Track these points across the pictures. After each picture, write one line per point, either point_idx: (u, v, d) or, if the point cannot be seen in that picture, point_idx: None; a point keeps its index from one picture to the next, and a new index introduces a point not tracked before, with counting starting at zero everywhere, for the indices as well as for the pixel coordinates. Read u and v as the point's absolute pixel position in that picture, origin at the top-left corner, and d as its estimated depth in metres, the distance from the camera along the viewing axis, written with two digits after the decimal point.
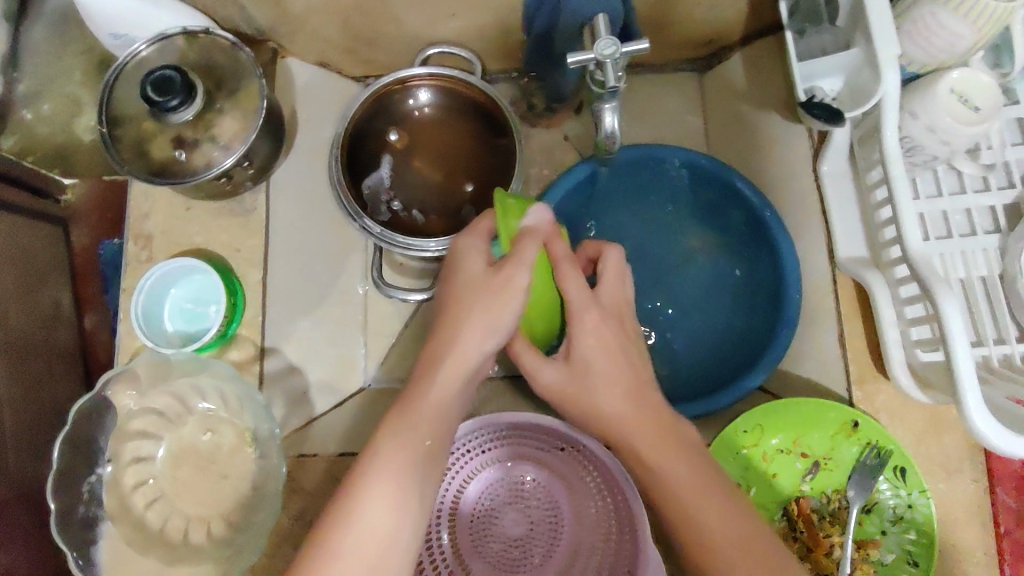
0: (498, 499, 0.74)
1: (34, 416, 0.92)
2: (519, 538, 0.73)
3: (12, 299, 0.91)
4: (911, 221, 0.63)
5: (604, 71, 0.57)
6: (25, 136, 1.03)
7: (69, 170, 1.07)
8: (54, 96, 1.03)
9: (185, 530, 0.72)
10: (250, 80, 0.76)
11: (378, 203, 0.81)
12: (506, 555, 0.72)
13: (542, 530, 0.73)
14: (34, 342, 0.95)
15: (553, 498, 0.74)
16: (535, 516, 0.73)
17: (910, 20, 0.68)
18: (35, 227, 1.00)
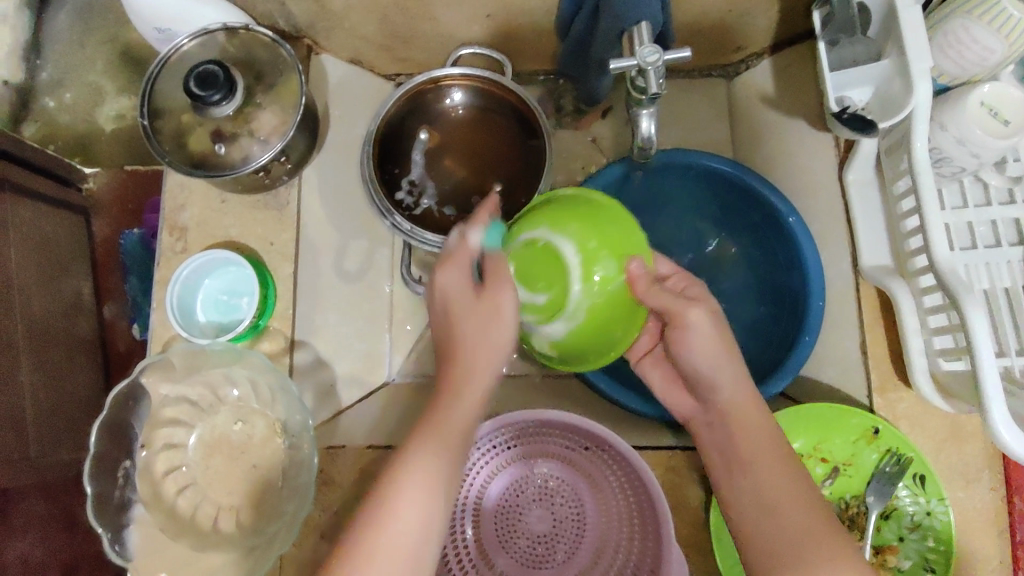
0: (524, 497, 0.75)
1: (52, 405, 0.99)
2: (543, 535, 0.74)
3: (31, 292, 0.98)
4: (939, 232, 0.64)
5: (645, 78, 0.58)
6: (48, 124, 1.16)
7: (89, 161, 1.16)
8: (77, 84, 1.17)
9: (215, 517, 0.73)
10: (291, 76, 0.78)
11: (408, 201, 0.83)
12: (531, 551, 0.73)
13: (566, 526, 0.74)
14: (52, 332, 1.02)
15: (576, 495, 0.75)
16: (559, 513, 0.75)
17: (941, 32, 0.68)
18: (56, 218, 1.07)
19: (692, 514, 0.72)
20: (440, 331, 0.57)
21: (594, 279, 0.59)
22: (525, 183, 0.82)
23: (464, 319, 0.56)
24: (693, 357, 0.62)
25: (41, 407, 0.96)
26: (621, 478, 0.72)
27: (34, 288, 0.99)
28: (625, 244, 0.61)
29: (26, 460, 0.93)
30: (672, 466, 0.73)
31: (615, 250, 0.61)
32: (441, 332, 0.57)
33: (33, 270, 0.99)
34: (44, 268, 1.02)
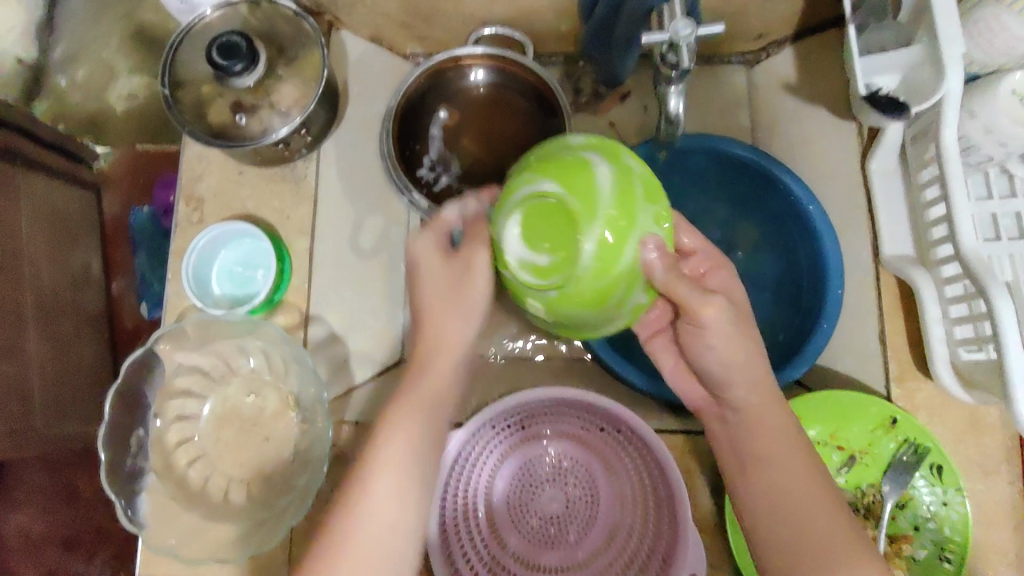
0: (537, 476, 0.75)
1: (58, 377, 0.99)
2: (556, 515, 0.74)
3: (40, 265, 0.97)
4: (966, 221, 0.64)
5: (678, 53, 0.57)
6: (58, 103, 1.15)
7: (99, 137, 1.17)
8: (88, 60, 1.14)
9: (226, 489, 0.73)
10: (312, 50, 0.77)
11: (424, 177, 0.82)
12: (542, 531, 0.73)
13: (579, 507, 0.74)
14: (60, 305, 1.02)
15: (590, 475, 0.75)
16: (572, 494, 0.75)
17: (972, 20, 0.68)
18: (67, 193, 1.07)
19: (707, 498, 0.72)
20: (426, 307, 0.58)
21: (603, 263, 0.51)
22: None
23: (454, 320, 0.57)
24: (706, 355, 0.58)
25: (47, 379, 0.96)
26: (637, 461, 0.73)
27: (43, 261, 0.98)
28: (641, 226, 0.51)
29: (31, 430, 0.93)
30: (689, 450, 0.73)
31: (618, 235, 0.50)
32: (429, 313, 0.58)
33: (44, 243, 0.99)
34: (54, 239, 1.02)
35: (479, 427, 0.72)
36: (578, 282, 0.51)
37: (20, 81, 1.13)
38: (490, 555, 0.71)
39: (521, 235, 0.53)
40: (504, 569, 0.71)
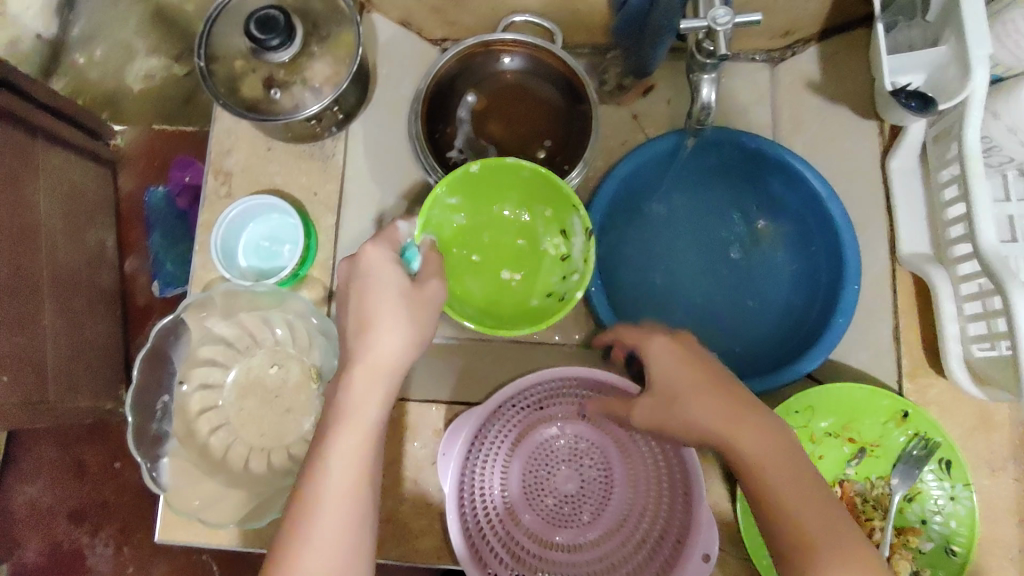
0: (553, 457, 0.77)
1: (71, 350, 1.00)
2: (571, 495, 0.76)
3: (57, 239, 0.99)
4: (986, 219, 0.66)
5: (715, 40, 0.59)
6: (77, 79, 1.18)
7: (118, 116, 1.18)
8: (109, 42, 1.19)
9: (246, 458, 0.75)
10: (346, 29, 0.78)
11: (451, 161, 0.83)
12: (557, 509, 0.75)
13: (591, 488, 0.76)
14: (76, 280, 1.03)
15: (605, 457, 0.77)
16: (587, 475, 0.76)
17: (1001, 23, 0.68)
18: (84, 168, 1.08)
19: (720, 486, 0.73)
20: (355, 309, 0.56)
21: (504, 278, 0.77)
22: (572, 149, 0.83)
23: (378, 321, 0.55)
24: (683, 389, 0.59)
25: (60, 352, 0.97)
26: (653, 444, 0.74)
27: (61, 236, 1.00)
28: (479, 267, 0.77)
29: (47, 404, 0.94)
30: None
31: (487, 267, 0.77)
32: (353, 319, 0.56)
33: (61, 217, 1.00)
34: (70, 216, 1.03)
35: (501, 405, 0.74)
36: (516, 286, 0.77)
37: (41, 57, 1.17)
38: (506, 531, 0.73)
39: (511, 214, 0.77)
40: (520, 546, 0.72)
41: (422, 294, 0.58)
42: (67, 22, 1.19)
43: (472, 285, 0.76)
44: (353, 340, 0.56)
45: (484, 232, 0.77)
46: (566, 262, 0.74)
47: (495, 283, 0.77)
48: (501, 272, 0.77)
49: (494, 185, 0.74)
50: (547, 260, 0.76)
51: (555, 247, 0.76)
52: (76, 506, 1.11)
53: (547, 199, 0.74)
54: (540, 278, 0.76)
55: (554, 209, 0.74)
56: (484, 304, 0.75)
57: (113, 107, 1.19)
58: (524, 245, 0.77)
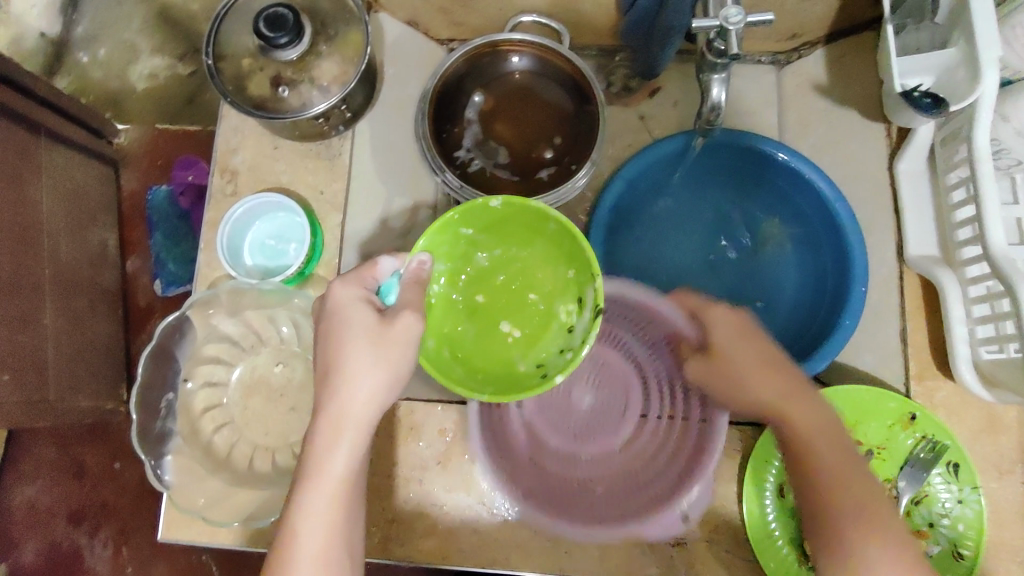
0: (576, 374, 0.81)
1: (72, 350, 1.00)
2: (584, 414, 0.80)
3: (60, 238, 0.99)
4: (995, 221, 0.65)
5: (727, 38, 0.59)
6: (81, 79, 1.18)
7: (122, 116, 1.18)
8: (111, 43, 1.19)
9: (251, 457, 0.74)
10: (354, 28, 0.78)
11: (457, 161, 0.84)
12: (567, 422, 0.80)
13: (597, 409, 0.81)
14: (78, 280, 1.03)
15: (625, 389, 0.81)
16: (603, 399, 0.81)
17: (1012, 25, 0.68)
18: (88, 167, 1.08)
19: (727, 489, 0.73)
20: (328, 339, 0.54)
21: (502, 332, 0.69)
22: (578, 150, 0.82)
23: (349, 351, 0.53)
24: (740, 362, 0.65)
25: (62, 352, 0.97)
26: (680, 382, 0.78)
27: (64, 235, 1.00)
28: (480, 310, 0.70)
29: (48, 403, 0.94)
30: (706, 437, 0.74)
31: (488, 315, 0.70)
32: (327, 345, 0.54)
33: (64, 216, 1.00)
34: (73, 216, 1.03)
35: None
36: (512, 345, 0.69)
37: (44, 57, 1.17)
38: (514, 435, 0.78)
39: (527, 261, 0.71)
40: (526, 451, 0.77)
41: (390, 331, 0.54)
42: (71, 22, 1.19)
43: (465, 331, 0.69)
44: (327, 367, 0.54)
45: (496, 274, 0.71)
46: (574, 333, 0.66)
47: (493, 340, 0.69)
48: (500, 324, 0.70)
49: (516, 224, 0.69)
50: (555, 325, 0.68)
51: (567, 315, 0.68)
52: (75, 506, 1.10)
53: (572, 259, 0.67)
54: (544, 343, 0.68)
55: (575, 267, 0.67)
56: (471, 352, 0.68)
57: (117, 106, 1.18)
58: (533, 300, 0.70)
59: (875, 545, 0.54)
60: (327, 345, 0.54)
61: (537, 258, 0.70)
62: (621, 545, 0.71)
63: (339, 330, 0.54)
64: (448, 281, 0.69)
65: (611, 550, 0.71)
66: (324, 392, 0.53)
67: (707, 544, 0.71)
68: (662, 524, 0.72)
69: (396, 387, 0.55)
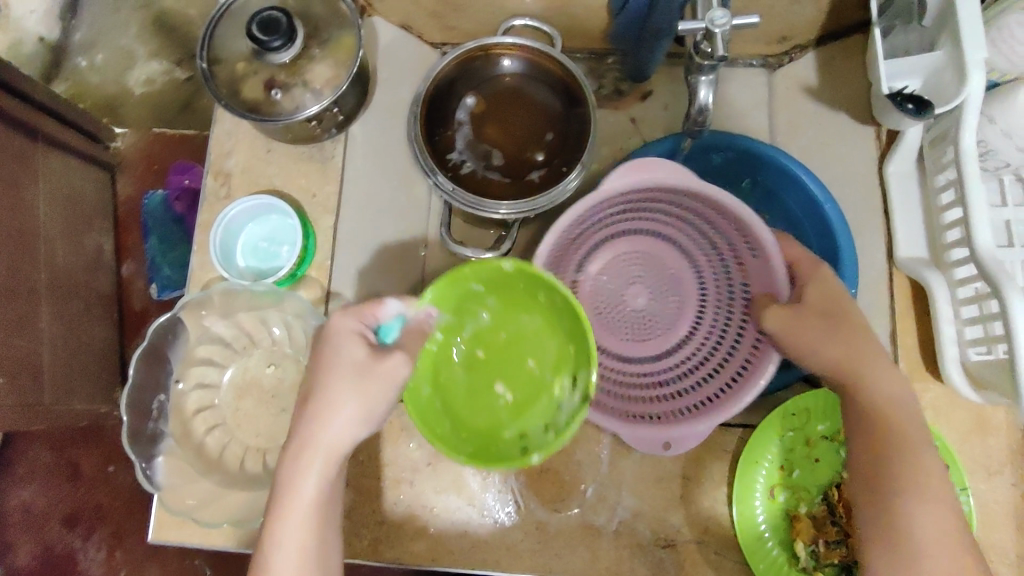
0: (645, 275, 0.84)
1: (68, 353, 1.00)
2: (637, 311, 0.84)
3: (56, 242, 0.99)
4: (983, 223, 0.66)
5: (713, 41, 0.59)
6: (78, 84, 1.19)
7: (118, 119, 1.19)
8: (108, 48, 1.19)
9: (242, 458, 0.74)
10: (346, 31, 0.79)
11: (449, 164, 0.84)
12: (617, 314, 0.83)
13: (652, 314, 0.83)
14: (73, 284, 1.03)
15: (681, 307, 0.83)
16: (659, 304, 0.84)
17: (996, 28, 0.69)
18: (84, 172, 1.08)
19: (718, 491, 0.73)
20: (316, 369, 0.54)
21: (492, 392, 0.67)
22: (570, 153, 0.83)
23: (335, 383, 0.53)
24: (833, 331, 0.62)
25: (57, 357, 0.97)
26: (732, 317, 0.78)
27: (59, 239, 1.00)
28: (477, 367, 0.68)
29: (42, 406, 0.94)
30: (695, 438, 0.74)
31: (486, 371, 0.68)
32: (314, 374, 0.54)
33: (60, 220, 1.00)
34: (69, 220, 1.03)
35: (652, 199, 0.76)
36: (501, 408, 0.67)
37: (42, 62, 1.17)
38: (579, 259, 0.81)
39: (530, 325, 0.68)
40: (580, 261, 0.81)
41: (377, 369, 0.54)
42: (69, 28, 1.20)
43: (459, 386, 0.67)
44: (308, 396, 0.54)
45: (500, 332, 0.69)
46: (563, 410, 0.63)
47: (484, 400, 0.67)
48: (495, 385, 0.68)
49: (523, 289, 0.66)
50: (549, 395, 0.66)
51: (561, 390, 0.65)
52: (70, 510, 1.10)
53: (573, 336, 0.64)
54: (531, 413, 0.66)
55: (576, 340, 0.64)
56: (461, 409, 0.66)
57: (113, 111, 1.19)
58: (531, 366, 0.68)
59: (921, 509, 0.55)
60: (315, 374, 0.54)
61: (540, 324, 0.68)
62: (610, 547, 0.72)
63: (329, 357, 0.54)
64: (449, 332, 0.67)
65: (601, 552, 0.71)
66: (305, 418, 0.53)
67: (697, 545, 0.71)
68: (641, 445, 0.64)
69: (373, 422, 0.55)
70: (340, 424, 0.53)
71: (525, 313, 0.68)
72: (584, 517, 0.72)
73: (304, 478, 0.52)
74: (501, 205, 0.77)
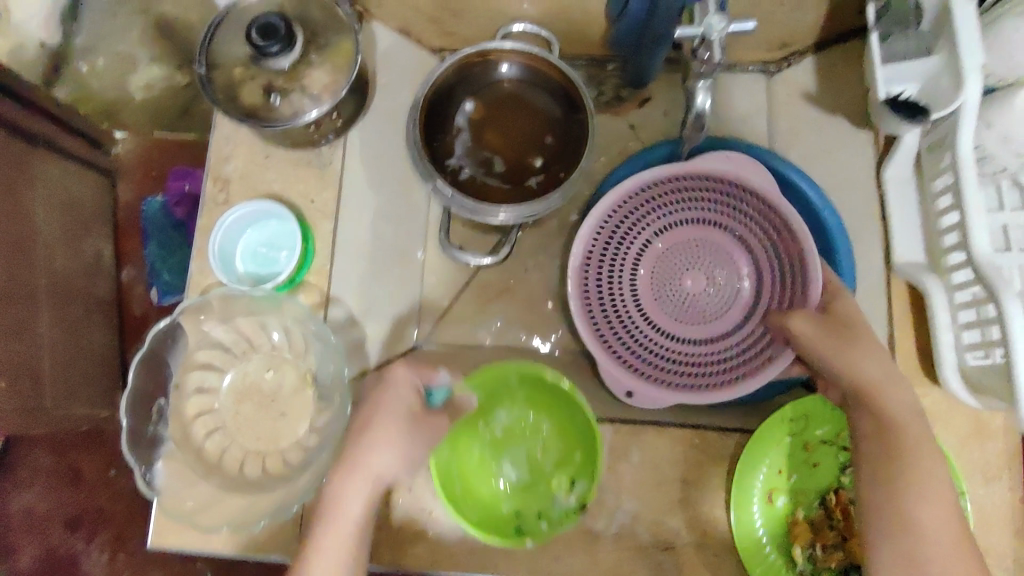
0: (711, 265, 0.83)
1: (68, 358, 1.00)
2: (692, 293, 0.83)
3: (55, 247, 0.99)
4: (980, 228, 0.66)
5: (709, 48, 0.59)
6: None
7: (118, 123, 1.19)
8: None
9: (241, 462, 0.74)
10: (344, 36, 0.79)
11: (448, 170, 0.84)
12: (671, 287, 0.83)
13: (708, 294, 0.83)
14: (73, 289, 1.03)
15: (728, 304, 0.82)
16: (716, 292, 0.83)
17: (992, 33, 0.69)
18: (82, 176, 1.09)
19: (717, 496, 0.73)
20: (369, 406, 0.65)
21: (494, 471, 0.75)
22: (569, 158, 0.83)
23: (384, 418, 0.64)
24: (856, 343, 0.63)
25: (58, 363, 0.98)
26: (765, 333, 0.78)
27: (58, 244, 1.00)
28: (491, 444, 0.77)
29: (42, 411, 0.94)
30: (693, 444, 0.74)
31: (497, 448, 0.77)
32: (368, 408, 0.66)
33: (60, 225, 1.01)
34: (69, 226, 1.04)
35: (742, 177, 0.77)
36: (500, 484, 0.75)
37: None
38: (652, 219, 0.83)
39: (543, 425, 0.77)
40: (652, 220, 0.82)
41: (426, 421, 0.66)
42: None
43: (467, 462, 0.74)
44: (361, 426, 0.65)
45: (519, 422, 0.77)
46: (551, 503, 0.72)
47: (486, 474, 0.75)
48: (501, 464, 0.76)
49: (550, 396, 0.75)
50: (546, 487, 0.74)
51: (558, 489, 0.73)
52: (72, 514, 1.11)
53: (583, 448, 0.72)
54: (522, 495, 0.74)
55: (585, 456, 0.71)
56: (469, 480, 0.74)
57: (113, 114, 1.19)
58: (535, 459, 0.76)
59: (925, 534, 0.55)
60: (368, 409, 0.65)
61: (551, 427, 0.76)
62: (608, 552, 0.71)
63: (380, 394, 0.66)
64: (480, 414, 0.76)
65: (599, 557, 0.71)
66: (355, 440, 0.64)
67: (696, 548, 0.71)
68: (608, 377, 0.74)
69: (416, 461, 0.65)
70: (381, 448, 0.63)
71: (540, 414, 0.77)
72: (582, 522, 0.72)
73: (345, 495, 0.62)
74: (501, 210, 0.78)
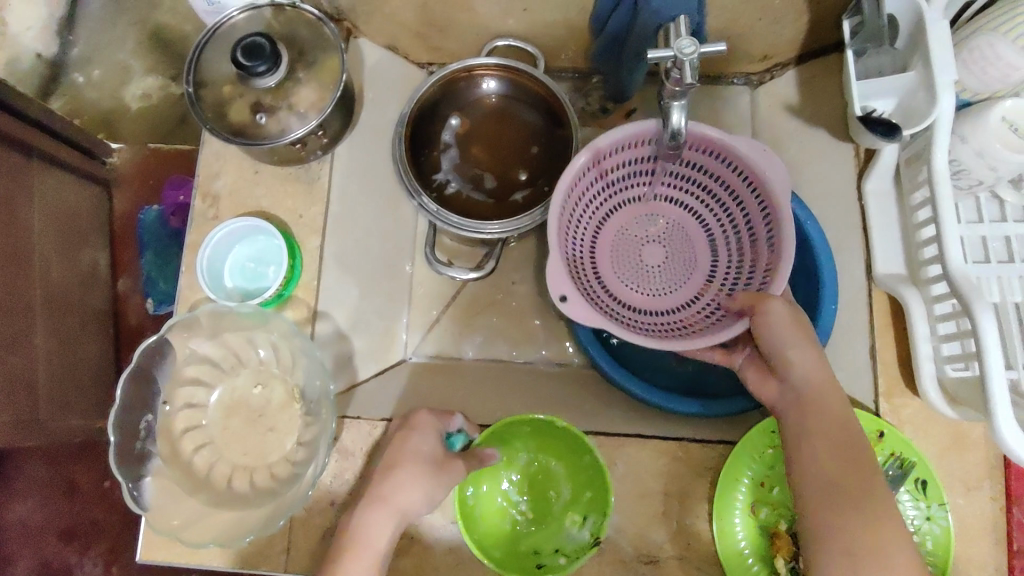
0: (675, 245, 0.85)
1: (64, 370, 1.01)
2: (652, 265, 0.85)
3: (51, 259, 1.00)
4: (955, 242, 0.67)
5: (681, 69, 0.60)
6: (74, 99, 1.18)
7: (113, 135, 1.19)
8: (105, 63, 1.19)
9: (229, 477, 0.75)
10: (331, 54, 0.80)
11: (434, 185, 0.85)
12: (633, 255, 0.85)
13: (663, 266, 0.85)
14: (68, 302, 1.04)
15: (676, 283, 0.84)
16: (670, 269, 0.85)
17: (967, 48, 0.70)
18: (80, 189, 1.09)
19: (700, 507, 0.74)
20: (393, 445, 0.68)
21: (510, 510, 0.80)
22: (553, 172, 0.84)
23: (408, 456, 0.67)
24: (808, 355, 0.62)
25: (53, 375, 0.99)
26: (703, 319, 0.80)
27: (54, 257, 1.01)
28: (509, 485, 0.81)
29: (36, 424, 0.95)
30: (676, 457, 0.75)
31: (515, 489, 0.81)
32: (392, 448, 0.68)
33: (55, 240, 1.02)
34: (65, 238, 1.05)
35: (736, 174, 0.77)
36: (517, 522, 0.79)
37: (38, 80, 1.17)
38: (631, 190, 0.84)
39: (556, 465, 0.81)
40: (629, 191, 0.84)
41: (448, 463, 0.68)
42: None
43: (486, 499, 0.79)
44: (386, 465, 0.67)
45: (534, 464, 0.82)
46: (563, 536, 0.76)
47: (504, 511, 0.80)
48: (518, 504, 0.81)
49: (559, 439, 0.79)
50: (559, 521, 0.78)
51: (571, 523, 0.76)
52: (66, 524, 1.11)
53: (591, 486, 0.76)
54: (539, 530, 0.78)
55: (594, 491, 0.75)
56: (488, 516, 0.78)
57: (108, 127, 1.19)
58: (550, 497, 0.80)
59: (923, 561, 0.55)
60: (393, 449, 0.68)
61: (563, 467, 0.80)
62: (592, 563, 0.72)
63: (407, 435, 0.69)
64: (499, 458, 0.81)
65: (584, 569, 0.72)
66: (379, 477, 0.66)
67: (677, 561, 0.72)
68: (549, 275, 0.68)
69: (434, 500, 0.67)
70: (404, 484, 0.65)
71: (552, 457, 0.81)
72: None
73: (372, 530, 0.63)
74: (489, 226, 0.79)
